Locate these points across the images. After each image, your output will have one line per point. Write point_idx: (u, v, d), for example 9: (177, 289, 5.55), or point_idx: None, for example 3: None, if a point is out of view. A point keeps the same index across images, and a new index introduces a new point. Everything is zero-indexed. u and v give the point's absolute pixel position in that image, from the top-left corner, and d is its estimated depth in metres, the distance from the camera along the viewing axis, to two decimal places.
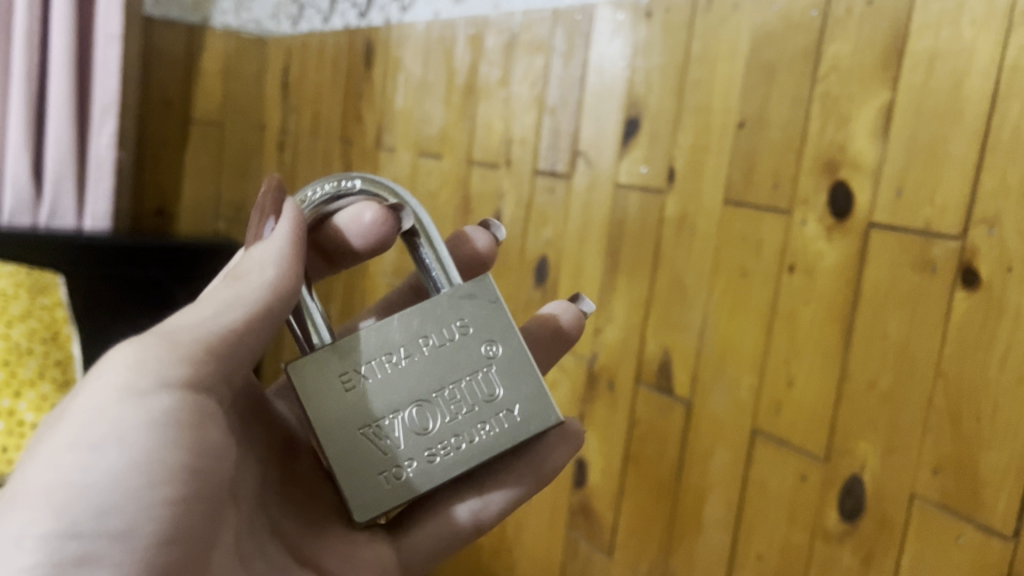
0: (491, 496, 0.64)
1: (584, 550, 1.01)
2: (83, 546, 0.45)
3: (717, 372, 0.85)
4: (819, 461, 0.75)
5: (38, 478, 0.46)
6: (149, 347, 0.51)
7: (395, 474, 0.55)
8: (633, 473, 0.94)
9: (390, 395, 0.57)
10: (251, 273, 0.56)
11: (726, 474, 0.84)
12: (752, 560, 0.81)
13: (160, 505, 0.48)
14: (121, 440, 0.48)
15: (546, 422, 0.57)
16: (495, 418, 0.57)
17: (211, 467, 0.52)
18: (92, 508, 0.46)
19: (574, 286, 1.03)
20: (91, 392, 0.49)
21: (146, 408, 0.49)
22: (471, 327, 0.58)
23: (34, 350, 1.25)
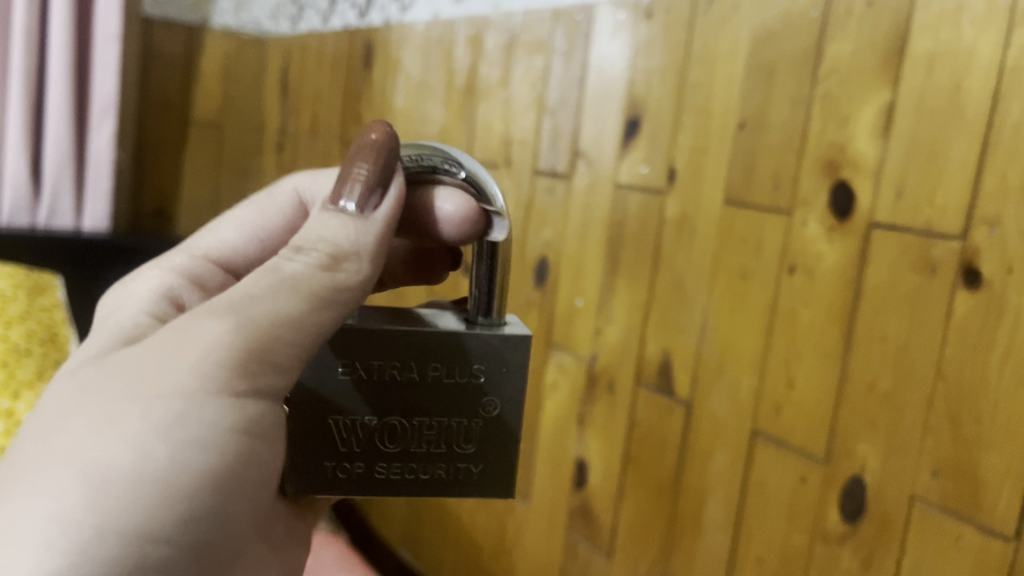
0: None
1: (583, 552, 1.01)
2: (158, 547, 0.44)
3: (717, 374, 0.85)
4: (819, 462, 0.75)
5: (125, 470, 0.43)
6: (250, 344, 0.46)
7: (340, 469, 0.54)
8: (633, 475, 0.94)
9: (374, 402, 0.54)
10: (348, 261, 0.48)
11: (725, 476, 0.84)
12: (752, 562, 0.81)
13: (221, 505, 0.47)
14: (206, 445, 0.45)
15: (498, 493, 0.57)
16: (457, 464, 0.56)
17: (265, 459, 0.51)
18: (173, 511, 0.44)
19: (574, 287, 1.03)
20: (185, 380, 0.45)
21: (225, 415, 0.46)
22: (481, 374, 0.55)
23: (32, 351, 1.24)
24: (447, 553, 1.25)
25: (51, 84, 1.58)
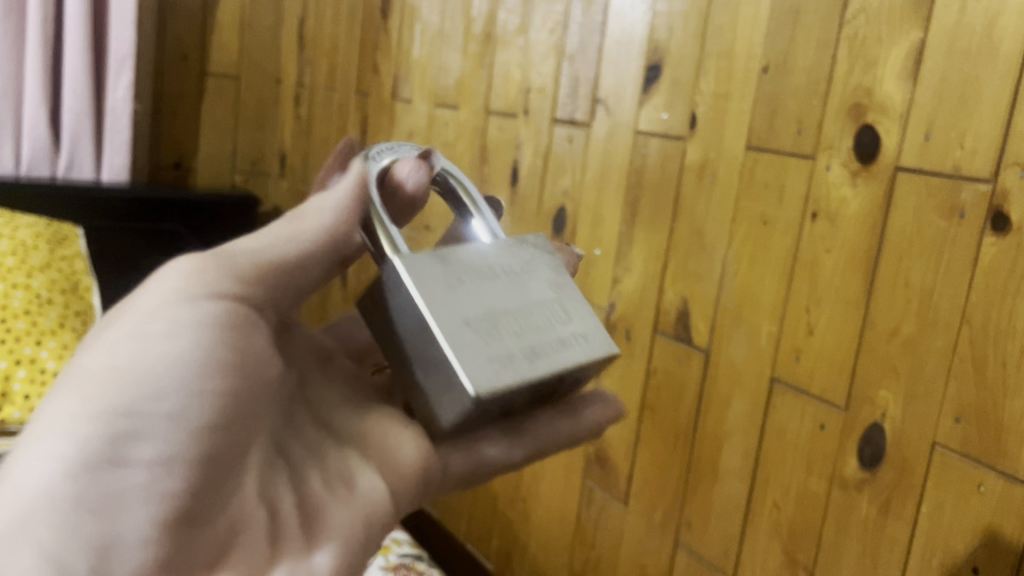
0: (534, 434, 0.55)
1: (599, 499, 1.01)
2: (139, 424, 0.42)
3: (736, 322, 0.84)
4: (839, 409, 0.75)
5: (101, 364, 0.43)
6: (205, 269, 0.47)
7: (497, 368, 0.45)
8: (650, 422, 0.94)
9: (471, 302, 0.48)
10: (308, 214, 0.50)
11: (743, 422, 0.84)
12: (769, 509, 0.81)
13: (204, 397, 0.44)
14: (165, 335, 0.44)
15: (606, 349, 0.51)
16: (564, 333, 0.50)
17: (245, 369, 0.46)
18: (140, 381, 0.43)
19: (592, 237, 1.02)
20: (141, 301, 0.45)
21: (186, 314, 0.45)
22: (527, 264, 0.53)
23: (54, 300, 1.30)
24: (464, 500, 1.27)
25: (69, 35, 1.58)
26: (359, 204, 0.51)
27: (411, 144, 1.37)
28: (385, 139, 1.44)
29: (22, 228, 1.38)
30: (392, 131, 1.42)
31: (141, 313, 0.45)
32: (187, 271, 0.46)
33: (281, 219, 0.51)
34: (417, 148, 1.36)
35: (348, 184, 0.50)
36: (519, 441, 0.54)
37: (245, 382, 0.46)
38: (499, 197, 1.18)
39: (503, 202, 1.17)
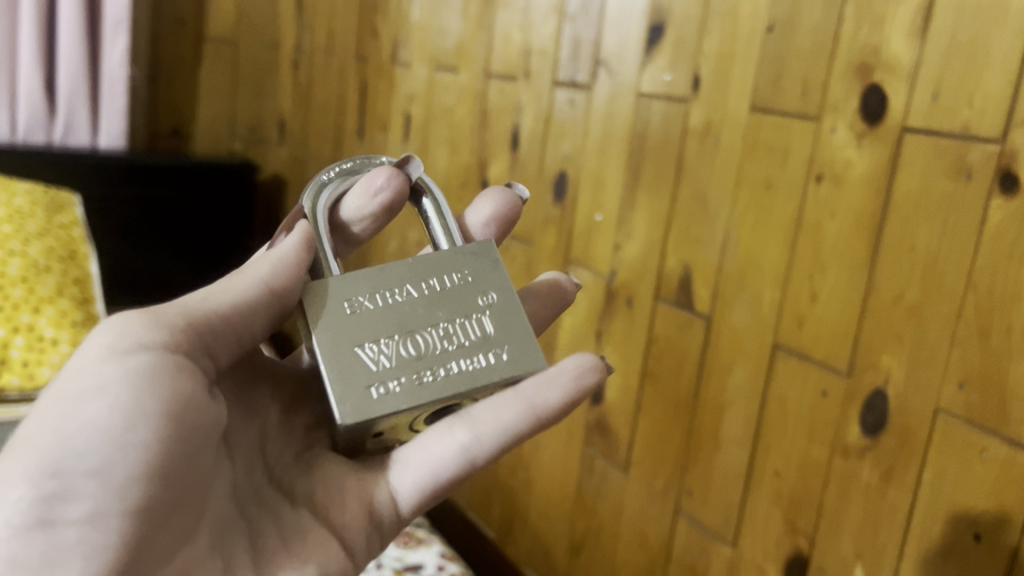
0: (482, 423, 0.52)
1: (600, 467, 1.01)
2: (72, 482, 0.45)
3: (739, 288, 0.83)
4: (841, 375, 0.74)
5: (39, 426, 0.46)
6: (141, 324, 0.49)
7: (381, 390, 0.50)
8: (651, 389, 0.93)
9: (383, 322, 0.53)
10: (248, 272, 0.54)
11: (744, 390, 0.82)
12: (770, 477, 0.80)
13: (138, 451, 0.46)
14: (97, 393, 0.46)
15: (533, 365, 0.53)
16: (482, 354, 0.53)
17: (180, 421, 0.48)
18: (73, 443, 0.45)
19: (594, 203, 1.00)
20: (79, 359, 0.48)
21: (118, 373, 0.47)
22: (470, 277, 0.56)
23: (52, 268, 1.30)
24: None
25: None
26: (303, 260, 0.55)
27: (410, 109, 1.35)
28: (384, 104, 1.42)
29: (18, 194, 1.37)
30: (392, 96, 1.40)
31: (78, 372, 0.47)
32: (123, 328, 0.48)
33: (230, 275, 0.54)
34: (417, 113, 1.34)
35: (291, 243, 0.55)
36: (470, 437, 0.53)
37: (182, 432, 0.48)
38: (499, 163, 1.16)
39: (504, 167, 1.15)
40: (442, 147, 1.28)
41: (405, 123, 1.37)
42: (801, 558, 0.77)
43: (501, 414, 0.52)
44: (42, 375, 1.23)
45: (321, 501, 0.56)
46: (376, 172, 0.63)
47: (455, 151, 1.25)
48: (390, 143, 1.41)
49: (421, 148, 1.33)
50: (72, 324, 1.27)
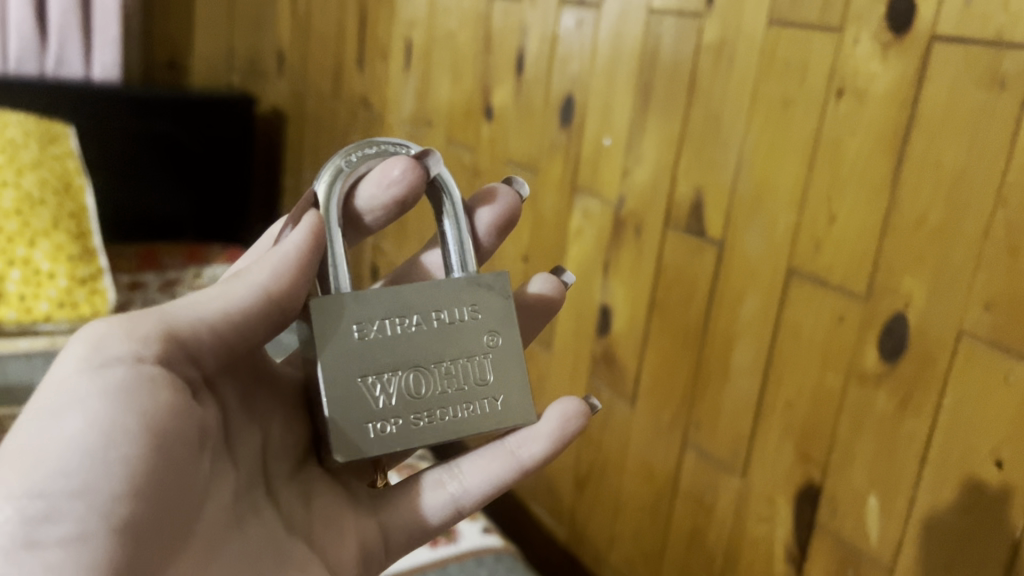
0: (470, 477, 0.58)
1: (606, 400, 0.98)
2: (55, 505, 0.40)
3: (752, 213, 0.80)
4: (859, 300, 0.70)
5: (15, 449, 0.42)
6: (120, 331, 0.45)
7: (379, 428, 0.51)
8: (659, 321, 0.90)
9: (389, 353, 0.53)
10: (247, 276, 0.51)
11: (756, 319, 0.79)
12: (781, 407, 0.77)
13: (122, 465, 0.42)
14: (75, 408, 0.42)
15: (523, 419, 0.56)
16: (477, 401, 0.55)
17: (167, 432, 0.44)
18: (52, 461, 0.41)
19: (602, 127, 0.96)
20: (54, 375, 0.44)
21: (96, 384, 0.43)
22: (478, 313, 0.56)
23: (47, 200, 1.28)
24: None
25: None
26: (303, 262, 0.52)
27: (411, 36, 1.30)
28: (385, 31, 1.37)
29: (10, 125, 1.33)
30: (392, 23, 1.35)
31: (53, 389, 0.43)
32: (98, 336, 0.44)
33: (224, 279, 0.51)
34: (417, 40, 1.29)
35: (295, 239, 0.52)
36: (458, 488, 0.58)
37: (169, 443, 0.44)
38: (503, 89, 1.12)
39: (508, 95, 1.11)
40: (444, 74, 1.24)
41: (405, 51, 1.32)
42: (812, 489, 0.75)
43: (488, 469, 0.58)
44: (40, 309, 1.22)
45: (317, 534, 0.55)
46: (393, 160, 0.59)
47: (458, 78, 1.21)
48: (391, 73, 1.36)
49: (423, 77, 1.29)
50: (69, 258, 1.27)
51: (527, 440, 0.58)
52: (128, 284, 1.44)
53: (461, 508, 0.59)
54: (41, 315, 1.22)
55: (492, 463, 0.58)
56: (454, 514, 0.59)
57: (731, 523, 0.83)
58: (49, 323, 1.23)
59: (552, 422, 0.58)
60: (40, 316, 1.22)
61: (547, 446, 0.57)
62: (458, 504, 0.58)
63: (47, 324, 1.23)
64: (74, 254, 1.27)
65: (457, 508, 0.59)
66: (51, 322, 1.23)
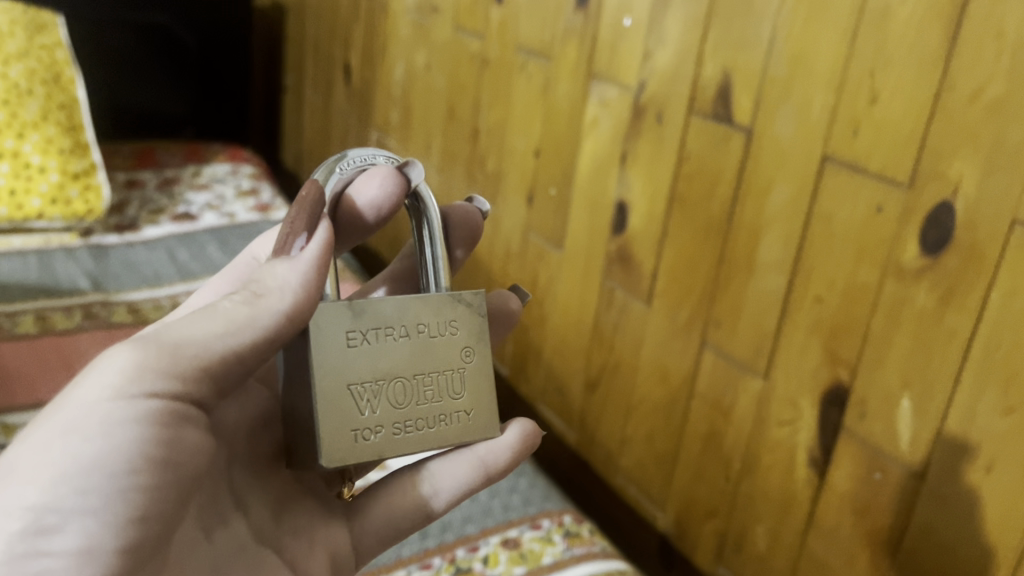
0: (440, 479, 0.54)
1: (620, 301, 0.93)
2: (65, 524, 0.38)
3: (785, 95, 0.73)
4: (901, 188, 0.64)
5: (30, 459, 0.38)
6: (153, 356, 0.41)
7: (365, 440, 0.46)
8: (678, 214, 0.84)
9: (378, 362, 0.47)
10: (266, 295, 0.44)
11: (786, 209, 0.74)
12: (809, 304, 0.72)
13: (138, 496, 0.40)
14: (104, 430, 0.39)
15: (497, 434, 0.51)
16: (455, 414, 0.50)
17: (180, 467, 0.42)
18: (73, 481, 0.38)
19: (621, 5, 0.89)
20: (81, 390, 0.40)
21: (126, 410, 0.40)
22: (463, 325, 0.51)
23: (35, 91, 1.20)
24: None
25: None
26: (316, 281, 0.45)
27: None
28: None
29: None
30: None
31: (78, 406, 0.39)
32: (127, 361, 0.40)
33: (234, 293, 0.44)
34: None
35: (313, 263, 0.45)
36: (431, 490, 0.54)
37: (179, 476, 0.42)
38: None
39: None
40: None
41: None
42: (840, 390, 0.71)
43: (453, 472, 0.53)
44: (31, 205, 1.18)
45: (286, 543, 0.52)
46: (371, 171, 0.54)
47: None
48: None
49: None
50: (60, 152, 1.21)
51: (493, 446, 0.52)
52: (125, 182, 1.39)
53: (431, 510, 0.54)
54: (33, 211, 1.18)
55: (457, 465, 0.53)
56: (425, 517, 0.55)
57: (750, 426, 0.79)
58: (42, 220, 1.19)
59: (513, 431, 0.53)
60: (32, 212, 1.18)
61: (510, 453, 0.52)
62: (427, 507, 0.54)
63: (41, 221, 1.19)
64: (65, 148, 1.21)
65: (426, 512, 0.54)
66: (44, 219, 1.19)
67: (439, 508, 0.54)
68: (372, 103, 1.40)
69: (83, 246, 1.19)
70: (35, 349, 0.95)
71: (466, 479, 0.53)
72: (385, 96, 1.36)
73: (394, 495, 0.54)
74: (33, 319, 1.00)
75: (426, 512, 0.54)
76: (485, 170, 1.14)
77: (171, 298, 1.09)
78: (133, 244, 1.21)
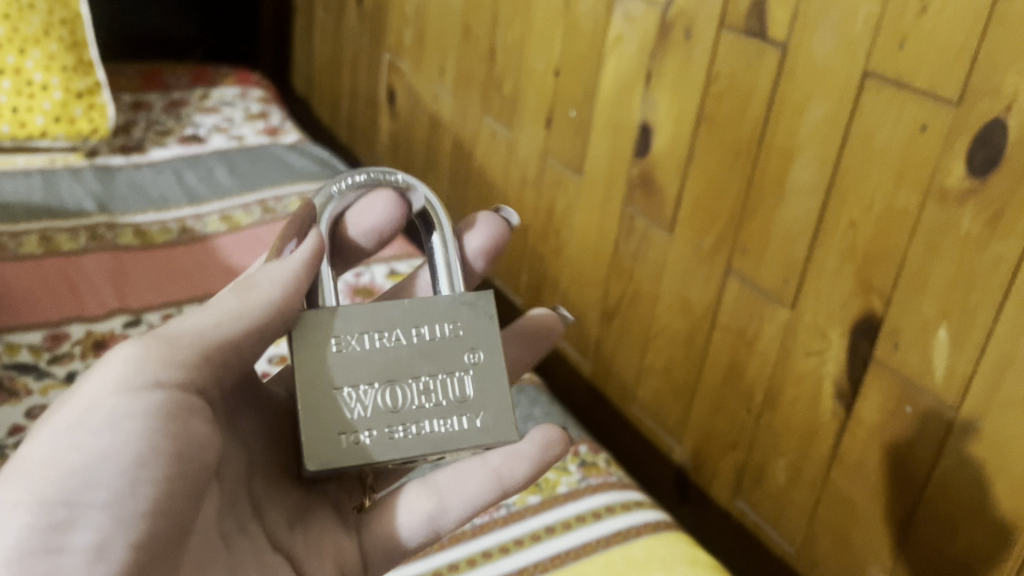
0: (449, 494, 0.50)
1: (641, 228, 0.90)
2: (78, 516, 0.38)
3: (826, 5, 0.68)
4: (949, 105, 0.60)
5: (40, 456, 0.39)
6: (154, 352, 0.42)
7: (351, 442, 0.45)
8: (706, 135, 0.80)
9: (368, 366, 0.47)
10: (257, 289, 0.46)
11: (822, 129, 0.69)
12: (843, 229, 0.69)
13: (150, 484, 0.39)
14: (111, 423, 0.39)
15: (505, 438, 0.48)
16: (455, 417, 0.47)
17: (193, 459, 0.42)
18: (83, 474, 0.38)
19: None
20: (87, 389, 0.41)
21: (132, 402, 0.40)
22: (461, 330, 0.49)
23: (36, 5, 1.14)
24: (493, 235, 1.17)
25: None
26: (302, 277, 0.47)
27: None
28: None
29: None
30: None
31: (84, 402, 0.40)
32: (131, 358, 0.41)
33: (225, 292, 0.47)
34: None
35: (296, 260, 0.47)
36: (437, 506, 0.50)
37: (195, 466, 0.42)
38: None
39: None
40: None
41: None
42: (872, 320, 0.67)
43: (466, 485, 0.50)
44: (35, 124, 1.14)
45: (299, 551, 0.48)
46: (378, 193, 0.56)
47: None
48: None
49: None
50: (64, 70, 1.16)
51: (514, 455, 0.49)
52: (131, 103, 1.35)
53: (440, 528, 0.50)
54: (37, 130, 1.15)
55: (472, 475, 0.50)
56: (433, 536, 0.51)
57: (775, 357, 0.77)
58: (45, 139, 1.16)
59: (534, 440, 0.49)
60: (36, 131, 1.15)
61: (533, 464, 0.49)
62: (435, 524, 0.50)
63: (44, 141, 1.17)
64: (68, 66, 1.17)
65: (435, 529, 0.50)
66: (48, 138, 1.16)
67: (446, 527, 0.50)
68: (384, 22, 1.35)
69: (88, 167, 1.16)
70: (39, 270, 0.92)
71: (482, 491, 0.50)
72: (397, 14, 1.31)
73: (401, 511, 0.50)
74: (37, 239, 0.97)
75: (436, 529, 0.50)
76: (502, 92, 1.09)
77: (179, 222, 1.06)
78: (139, 166, 1.18)
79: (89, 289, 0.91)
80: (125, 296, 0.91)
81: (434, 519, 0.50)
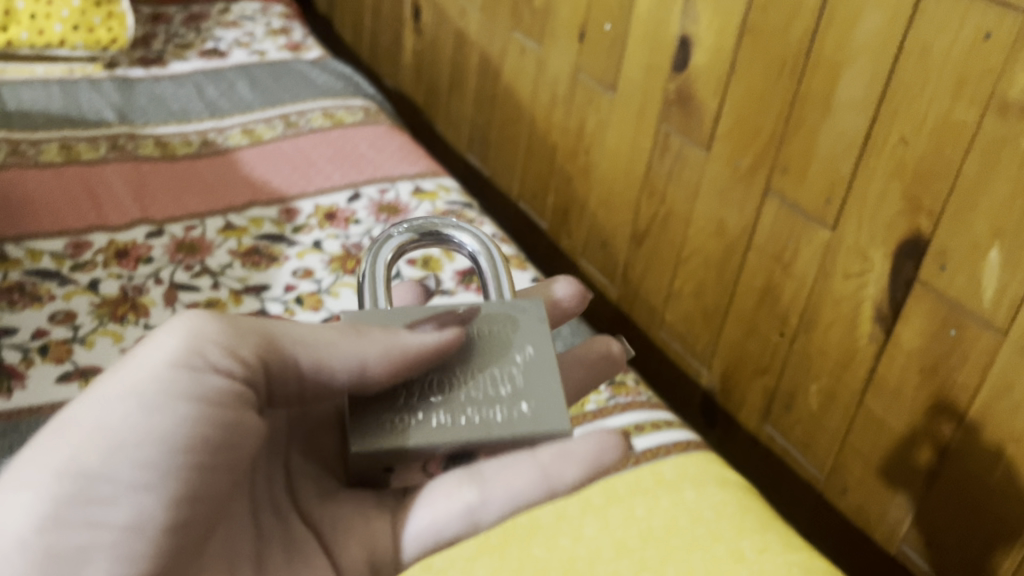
0: (492, 487, 0.43)
1: (676, 146, 0.87)
2: (113, 494, 0.34)
3: None
4: (1016, 11, 0.56)
5: (84, 423, 0.35)
6: (218, 334, 0.38)
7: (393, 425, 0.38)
8: (750, 47, 0.76)
9: None
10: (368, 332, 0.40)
11: (874, 40, 0.65)
12: (892, 145, 0.65)
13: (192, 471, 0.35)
14: (163, 399, 0.36)
15: (554, 425, 0.39)
16: (502, 405, 0.39)
17: (240, 451, 0.38)
18: (124, 450, 0.34)
19: None
20: (143, 359, 0.37)
21: (186, 380, 0.36)
22: (511, 329, 0.42)
23: None
24: (520, 155, 1.14)
25: None
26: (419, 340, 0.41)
27: None
28: None
29: None
30: None
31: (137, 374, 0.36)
32: (193, 336, 0.38)
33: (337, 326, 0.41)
34: None
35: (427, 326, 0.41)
36: (478, 498, 0.43)
37: (239, 456, 0.38)
38: None
39: None
40: None
41: None
42: (919, 241, 0.65)
43: (511, 477, 0.42)
44: (53, 31, 1.12)
45: (327, 530, 0.45)
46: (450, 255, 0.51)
47: None
48: None
49: None
50: None
51: (568, 455, 0.42)
52: (150, 16, 1.32)
53: (483, 519, 0.43)
54: (56, 38, 1.12)
55: (518, 469, 0.42)
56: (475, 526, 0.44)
57: (813, 280, 0.74)
58: (64, 49, 1.13)
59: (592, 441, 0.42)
60: (54, 40, 1.12)
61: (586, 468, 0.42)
62: (475, 514, 0.43)
63: (63, 50, 1.13)
64: None
65: (474, 520, 0.43)
66: (67, 48, 1.13)
67: (488, 521, 0.43)
68: None
69: (108, 78, 1.13)
70: (60, 177, 0.90)
71: (525, 490, 0.42)
72: None
73: (435, 495, 0.44)
74: (57, 148, 0.95)
75: (477, 520, 0.43)
76: (532, 5, 1.05)
77: (200, 135, 1.04)
78: (159, 79, 1.16)
79: (110, 198, 0.89)
80: (147, 206, 0.90)
81: (474, 510, 0.43)
